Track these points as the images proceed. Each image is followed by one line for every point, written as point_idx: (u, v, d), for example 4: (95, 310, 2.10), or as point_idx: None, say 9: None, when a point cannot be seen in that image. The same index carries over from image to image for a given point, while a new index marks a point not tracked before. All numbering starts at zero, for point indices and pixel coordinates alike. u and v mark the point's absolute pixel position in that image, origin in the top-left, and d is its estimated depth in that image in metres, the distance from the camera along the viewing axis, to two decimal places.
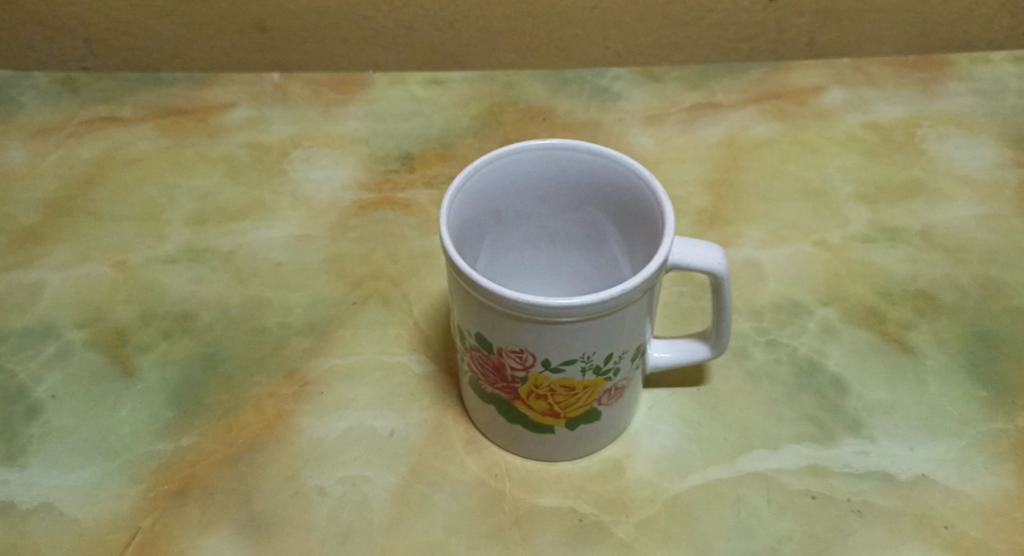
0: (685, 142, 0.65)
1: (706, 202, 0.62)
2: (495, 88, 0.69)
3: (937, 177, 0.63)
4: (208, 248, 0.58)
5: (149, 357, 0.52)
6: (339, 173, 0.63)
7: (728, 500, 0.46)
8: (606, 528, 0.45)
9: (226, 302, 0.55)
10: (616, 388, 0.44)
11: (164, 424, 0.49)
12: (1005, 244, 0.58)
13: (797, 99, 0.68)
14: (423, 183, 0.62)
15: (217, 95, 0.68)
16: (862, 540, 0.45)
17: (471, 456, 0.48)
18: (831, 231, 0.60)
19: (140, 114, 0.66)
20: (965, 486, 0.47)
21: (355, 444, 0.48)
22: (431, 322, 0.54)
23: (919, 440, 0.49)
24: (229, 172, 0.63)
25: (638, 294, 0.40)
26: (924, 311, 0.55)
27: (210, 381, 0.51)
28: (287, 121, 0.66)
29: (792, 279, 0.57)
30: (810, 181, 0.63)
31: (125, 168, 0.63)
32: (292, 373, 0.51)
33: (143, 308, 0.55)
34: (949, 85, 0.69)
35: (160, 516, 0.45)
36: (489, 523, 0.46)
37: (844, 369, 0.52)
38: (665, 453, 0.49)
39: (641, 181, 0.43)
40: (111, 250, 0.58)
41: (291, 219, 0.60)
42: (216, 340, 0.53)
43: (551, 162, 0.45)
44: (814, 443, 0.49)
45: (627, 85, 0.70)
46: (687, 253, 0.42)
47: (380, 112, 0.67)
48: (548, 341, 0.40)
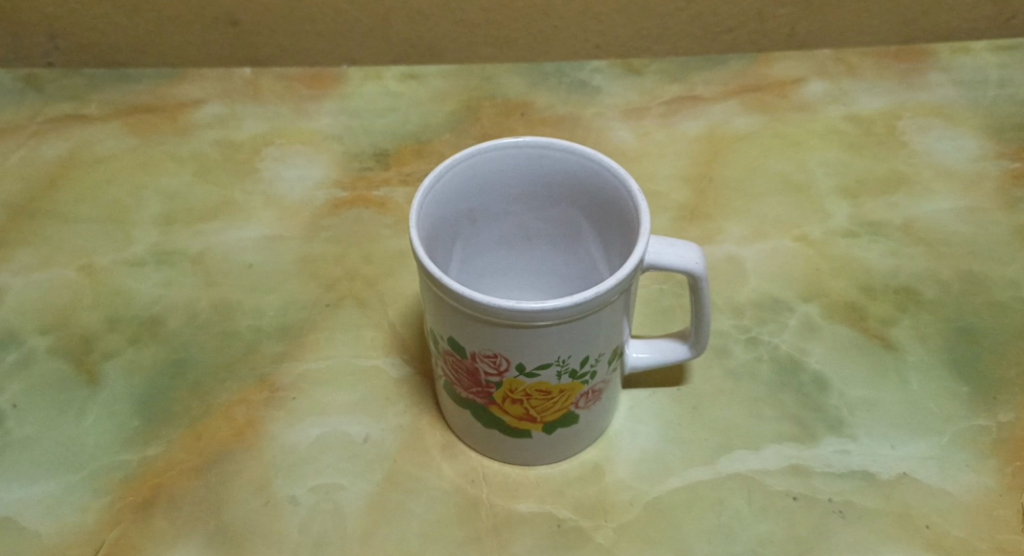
0: (665, 136, 0.64)
1: (686, 197, 0.61)
2: (472, 83, 0.68)
3: (918, 170, 0.62)
4: (177, 250, 0.57)
5: (115, 364, 0.51)
6: (312, 171, 0.61)
7: (708, 502, 0.46)
8: (585, 533, 0.45)
9: (195, 305, 0.54)
10: (594, 391, 0.44)
11: (131, 433, 0.48)
12: (986, 238, 0.58)
13: (778, 91, 0.67)
14: (399, 180, 0.61)
15: (187, 91, 0.66)
16: (844, 540, 0.44)
17: (447, 461, 0.47)
18: (812, 225, 0.59)
19: (106, 112, 0.65)
20: (947, 485, 0.46)
21: (328, 451, 0.47)
22: (406, 323, 0.53)
23: (900, 438, 0.48)
24: (198, 172, 0.61)
25: (614, 296, 0.39)
26: (905, 306, 0.54)
27: (178, 388, 0.50)
28: (258, 118, 0.65)
29: (773, 275, 0.56)
30: (790, 175, 0.62)
31: (90, 168, 0.61)
32: (263, 378, 0.50)
33: (109, 313, 0.53)
34: (930, 76, 0.68)
35: (126, 529, 0.44)
36: (466, 530, 0.45)
37: (825, 367, 0.51)
38: (645, 455, 0.48)
39: (616, 179, 0.42)
40: (76, 253, 0.56)
41: (263, 219, 0.58)
42: (184, 346, 0.52)
43: (524, 160, 0.44)
44: (795, 442, 0.48)
45: (606, 78, 0.68)
46: (664, 252, 0.41)
47: (355, 108, 0.66)
48: (522, 346, 0.39)
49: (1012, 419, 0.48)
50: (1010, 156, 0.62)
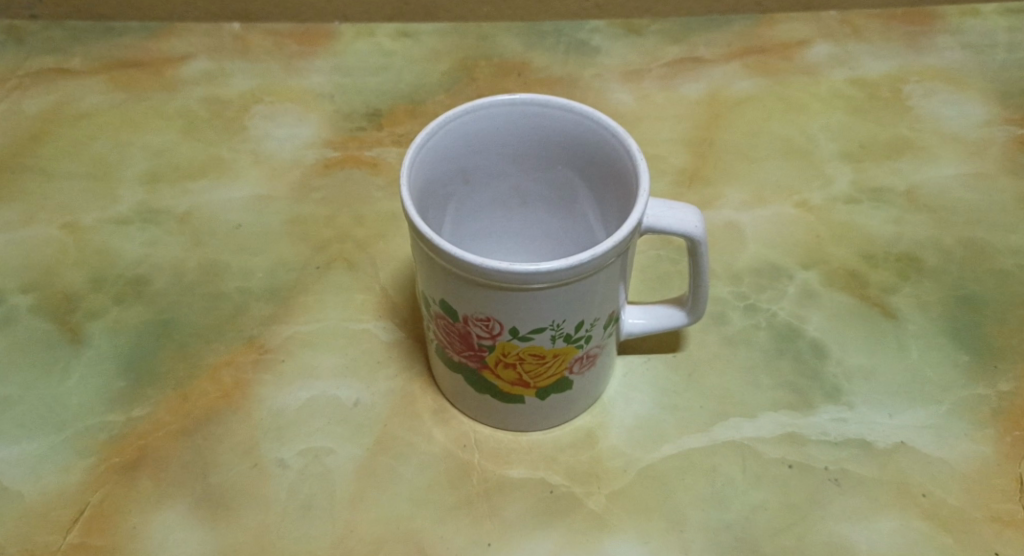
0: (665, 99, 0.63)
1: (685, 161, 0.59)
2: (468, 42, 0.66)
3: (922, 135, 0.61)
4: (163, 208, 0.56)
5: (100, 323, 0.50)
6: (303, 130, 0.60)
7: (702, 470, 0.45)
8: (577, 500, 0.44)
9: (182, 266, 0.53)
10: (588, 356, 0.43)
11: (115, 393, 0.47)
12: (990, 205, 0.56)
13: (781, 53, 0.66)
14: (391, 141, 0.59)
15: (173, 45, 0.65)
16: (838, 508, 0.44)
17: (439, 426, 0.46)
18: (814, 191, 0.58)
19: (89, 65, 0.63)
20: (944, 454, 0.45)
21: (317, 414, 0.47)
22: (398, 287, 0.52)
23: (898, 407, 0.47)
24: (185, 129, 0.60)
25: (611, 259, 0.37)
26: (907, 274, 0.53)
27: (164, 349, 0.49)
28: (247, 74, 0.63)
29: (772, 241, 0.55)
30: (792, 140, 0.61)
31: (74, 123, 0.60)
32: (251, 340, 0.49)
33: (93, 272, 0.52)
34: (937, 39, 0.66)
35: (111, 490, 0.44)
36: (457, 495, 0.44)
37: (824, 335, 0.50)
38: (639, 422, 0.47)
39: (614, 139, 0.40)
40: (59, 210, 0.55)
41: (252, 178, 0.57)
42: (169, 307, 0.51)
43: (520, 118, 0.42)
44: (791, 410, 0.47)
45: (606, 38, 0.67)
46: (663, 215, 0.40)
47: (346, 66, 0.64)
48: (515, 309, 0.38)
49: (1012, 388, 0.48)
50: (1017, 122, 0.61)
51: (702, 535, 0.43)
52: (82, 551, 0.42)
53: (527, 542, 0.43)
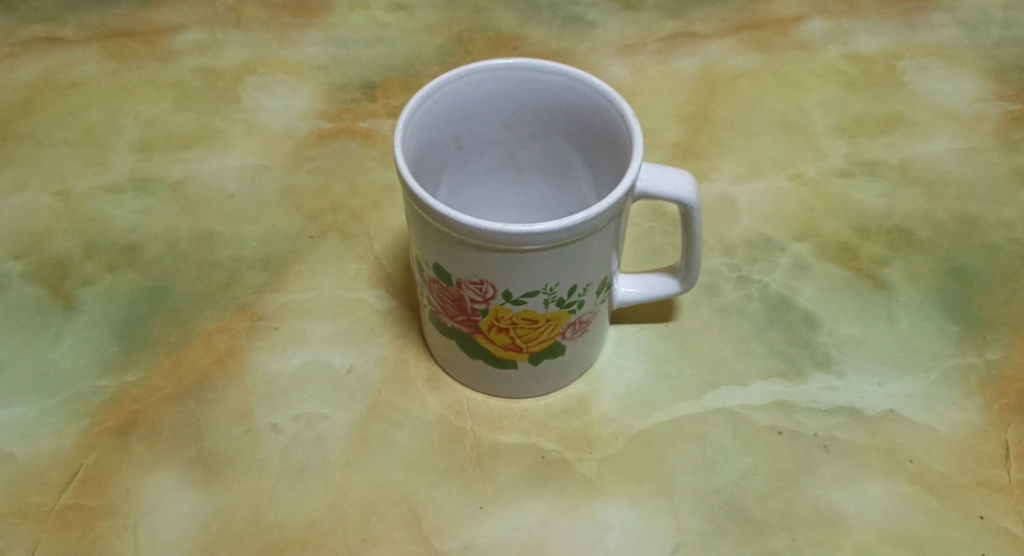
0: (660, 73, 0.63)
1: (680, 134, 0.60)
2: (463, 15, 0.66)
3: (917, 110, 0.61)
4: (156, 177, 0.56)
5: (92, 290, 0.50)
6: (297, 101, 0.60)
7: (693, 436, 0.45)
8: (569, 465, 0.44)
9: (175, 234, 0.53)
10: (581, 322, 0.43)
11: (108, 359, 0.47)
12: (982, 179, 0.57)
13: (777, 29, 0.66)
14: (386, 113, 0.59)
15: (166, 16, 0.64)
16: (827, 474, 0.44)
17: (431, 393, 0.47)
18: (807, 164, 0.58)
19: (81, 35, 0.63)
20: (932, 421, 0.46)
21: (310, 380, 0.47)
22: (391, 256, 0.52)
23: (888, 375, 0.48)
24: (179, 99, 0.60)
25: (604, 222, 0.38)
26: (898, 246, 0.53)
27: (157, 315, 0.49)
28: (241, 45, 0.63)
29: (765, 214, 0.55)
30: (787, 115, 0.61)
31: (66, 92, 0.60)
32: (245, 307, 0.49)
33: (86, 239, 0.52)
34: (933, 16, 0.66)
35: (103, 453, 0.44)
36: (450, 460, 0.44)
37: (815, 306, 0.51)
38: (632, 390, 0.47)
39: (609, 104, 0.40)
40: (52, 178, 0.55)
41: (245, 148, 0.57)
42: (162, 274, 0.51)
43: (514, 84, 0.42)
44: (782, 378, 0.48)
45: (601, 13, 0.67)
46: (656, 180, 0.40)
47: (341, 38, 0.64)
48: (508, 272, 0.38)
49: (1001, 357, 0.48)
50: (1011, 98, 0.61)
51: (693, 499, 0.43)
52: (75, 512, 0.42)
53: (519, 506, 0.43)
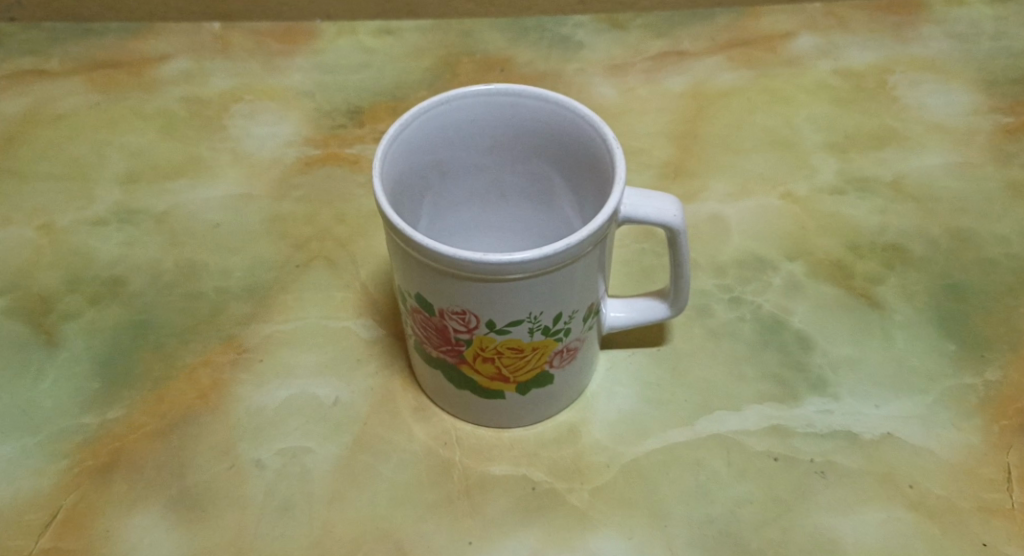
0: (649, 92, 0.62)
1: (670, 154, 0.59)
2: (451, 38, 0.66)
3: (909, 125, 0.60)
4: (141, 208, 0.55)
5: (75, 325, 0.49)
6: (283, 128, 0.59)
7: (687, 463, 0.45)
8: (559, 496, 0.43)
9: (159, 266, 0.52)
10: (568, 349, 0.42)
11: (90, 396, 0.46)
12: (977, 193, 0.56)
13: (766, 46, 0.65)
14: (373, 138, 0.59)
15: (152, 45, 0.64)
16: (824, 501, 0.43)
17: (419, 424, 0.46)
18: (799, 182, 0.57)
19: (68, 66, 0.62)
20: (931, 444, 0.45)
21: (296, 413, 0.46)
22: (378, 284, 0.51)
23: (885, 397, 0.47)
24: (164, 129, 0.59)
25: (588, 248, 0.37)
26: (893, 264, 0.53)
27: (140, 349, 0.48)
28: (227, 73, 0.63)
29: (757, 233, 0.54)
30: (777, 131, 0.60)
31: (51, 125, 0.59)
32: (229, 340, 0.49)
33: (69, 273, 0.52)
34: (923, 29, 0.66)
35: (84, 493, 0.43)
36: (437, 493, 0.43)
37: (809, 326, 0.50)
38: (623, 416, 0.46)
39: (591, 129, 0.40)
40: (35, 212, 0.55)
41: (230, 177, 0.57)
42: (146, 307, 0.50)
43: (496, 109, 0.42)
44: (776, 402, 0.47)
45: (589, 33, 0.66)
46: (641, 205, 0.39)
47: (328, 63, 0.64)
48: (490, 301, 0.37)
49: (999, 377, 0.47)
50: (1003, 111, 0.60)
51: (687, 528, 0.42)
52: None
53: (508, 540, 0.42)
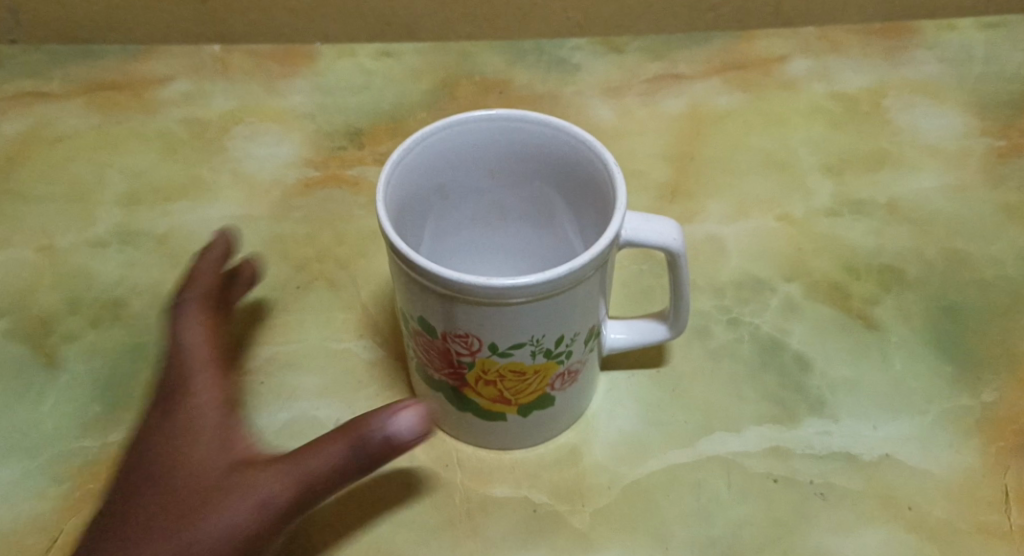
0: (647, 114, 0.63)
1: (667, 176, 0.59)
2: (449, 60, 0.66)
3: (903, 148, 0.61)
4: (141, 230, 0.55)
5: (75, 347, 0.49)
6: (283, 150, 0.60)
7: (687, 485, 0.45)
8: (561, 518, 0.44)
9: (160, 288, 0.52)
10: (570, 372, 0.42)
11: (90, 419, 0.46)
12: (971, 215, 0.57)
13: (761, 69, 0.66)
14: (373, 159, 0.59)
15: (153, 67, 0.65)
16: (825, 522, 0.43)
17: (420, 446, 0.46)
18: (795, 204, 0.58)
19: (68, 88, 0.63)
20: (930, 466, 0.45)
21: (297, 436, 0.46)
22: (379, 305, 0.52)
23: (883, 418, 0.47)
24: (164, 150, 0.60)
25: (590, 272, 0.37)
26: (889, 285, 0.53)
27: (141, 372, 0.48)
28: (227, 95, 0.63)
29: (754, 255, 0.55)
30: (773, 154, 0.61)
31: (51, 146, 0.60)
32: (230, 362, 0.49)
33: (69, 295, 0.52)
34: (915, 53, 0.67)
35: (85, 517, 0.43)
36: (439, 516, 0.44)
37: (807, 347, 0.50)
38: (623, 438, 0.47)
39: (592, 154, 0.40)
40: (36, 233, 0.55)
41: (230, 199, 0.57)
42: (147, 329, 0.50)
43: (497, 134, 0.42)
44: (775, 423, 0.47)
45: (586, 56, 0.67)
46: (642, 228, 0.40)
47: (327, 85, 0.64)
48: (493, 325, 0.38)
49: (996, 398, 0.48)
50: (996, 134, 0.61)
51: (689, 550, 0.43)
52: None
53: None
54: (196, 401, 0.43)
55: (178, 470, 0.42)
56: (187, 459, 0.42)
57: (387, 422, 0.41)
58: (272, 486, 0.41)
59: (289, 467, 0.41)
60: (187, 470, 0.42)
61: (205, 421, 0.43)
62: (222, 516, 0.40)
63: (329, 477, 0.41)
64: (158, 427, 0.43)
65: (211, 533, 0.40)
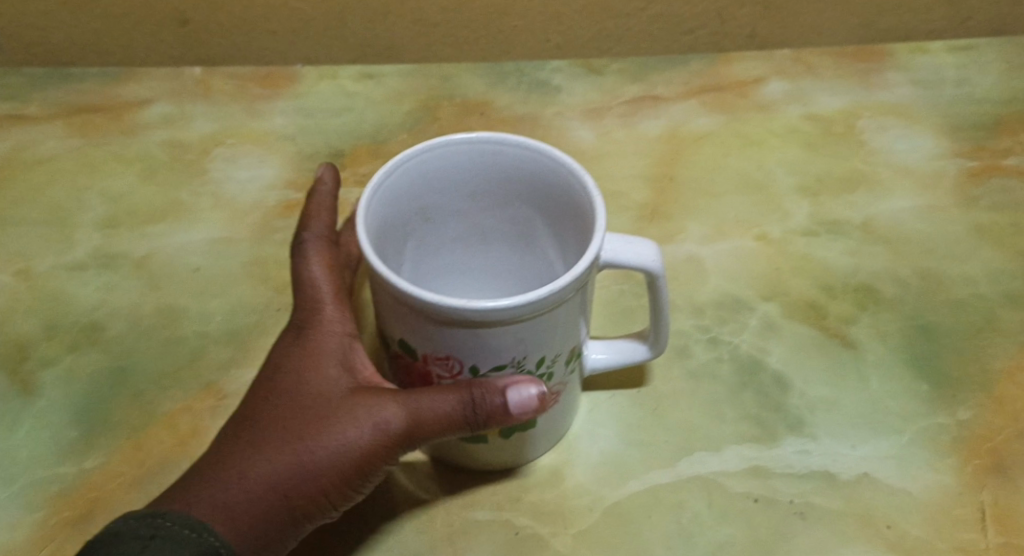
0: (626, 136, 0.64)
1: (647, 197, 0.60)
2: (430, 82, 0.67)
3: (877, 169, 0.62)
4: (120, 253, 0.55)
5: (52, 372, 0.49)
6: (264, 172, 0.60)
7: (668, 505, 0.45)
8: (542, 540, 0.44)
9: (139, 311, 0.52)
10: (551, 393, 0.43)
11: (67, 445, 0.46)
12: (944, 236, 0.57)
13: (738, 91, 0.67)
14: (355, 181, 0.59)
15: (133, 90, 0.65)
16: (805, 542, 0.44)
17: (401, 469, 0.46)
18: (773, 224, 0.58)
19: (48, 112, 0.63)
20: (907, 484, 0.46)
21: None
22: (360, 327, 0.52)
23: (861, 437, 0.48)
24: (144, 173, 0.60)
25: (570, 293, 0.38)
26: (865, 305, 0.54)
27: (119, 396, 0.48)
28: (208, 118, 0.63)
29: (733, 275, 0.55)
30: (750, 175, 0.62)
31: (30, 170, 0.59)
32: (209, 386, 0.48)
33: (47, 320, 0.51)
34: (888, 75, 0.68)
35: (60, 545, 0.42)
36: (420, 539, 0.43)
37: (785, 366, 0.51)
38: (605, 458, 0.47)
39: (571, 176, 0.41)
40: (14, 257, 0.54)
41: (211, 221, 0.57)
42: (125, 353, 0.50)
43: (478, 157, 0.43)
44: (755, 443, 0.47)
45: (566, 78, 0.68)
46: (621, 250, 0.40)
47: (309, 108, 0.64)
48: (474, 347, 0.38)
49: (971, 417, 0.48)
50: (967, 155, 0.62)
51: None
52: None
53: None
54: (319, 318, 0.42)
55: (299, 383, 0.41)
56: (305, 374, 0.41)
57: (506, 383, 0.39)
58: (392, 410, 0.40)
59: (409, 396, 0.40)
60: (307, 385, 0.41)
61: (322, 340, 0.42)
62: (349, 430, 0.39)
63: (451, 420, 0.39)
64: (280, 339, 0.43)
65: (326, 447, 0.39)
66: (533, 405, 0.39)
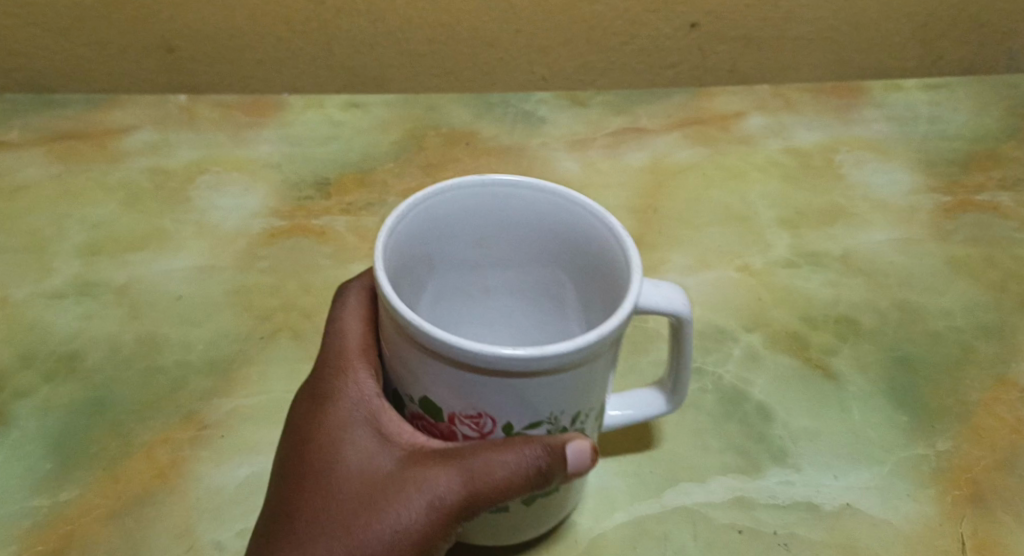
0: (610, 166, 0.64)
1: (631, 227, 0.60)
2: (416, 113, 0.67)
3: (856, 202, 0.63)
4: (101, 281, 0.55)
5: (28, 402, 0.48)
6: (249, 201, 0.60)
7: (654, 537, 0.45)
8: None
9: (119, 340, 0.51)
10: None
11: (43, 476, 0.45)
12: (921, 268, 0.58)
13: (719, 124, 0.68)
14: (340, 210, 0.59)
15: (116, 118, 0.65)
16: None
17: None
18: (754, 256, 0.59)
19: (29, 138, 0.63)
20: (889, 515, 0.46)
21: (257, 492, 0.45)
22: None
23: (843, 468, 0.48)
24: (126, 201, 0.59)
25: (613, 341, 0.35)
26: (845, 336, 0.54)
27: (97, 426, 0.47)
28: (192, 146, 0.63)
29: (717, 306, 0.56)
30: (732, 206, 0.62)
31: (10, 196, 0.59)
32: (189, 416, 0.48)
33: (25, 349, 0.51)
34: (864, 111, 0.70)
35: None
36: None
37: (768, 397, 0.51)
38: (591, 489, 0.47)
39: (594, 218, 0.39)
40: None
41: (194, 249, 0.57)
42: (104, 383, 0.49)
43: (488, 201, 0.40)
44: (739, 474, 0.47)
45: (551, 109, 0.68)
46: (653, 293, 0.38)
47: (295, 136, 0.65)
48: (509, 403, 0.35)
49: (950, 448, 0.49)
50: (942, 190, 0.64)
51: None
52: None
53: None
54: (344, 388, 0.39)
55: (336, 468, 0.38)
56: (344, 456, 0.38)
57: (562, 443, 0.36)
58: (441, 485, 0.36)
59: (461, 462, 0.36)
60: (345, 470, 0.38)
61: (354, 414, 0.39)
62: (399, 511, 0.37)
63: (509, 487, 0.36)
64: (308, 417, 0.40)
65: (381, 535, 0.37)
66: (591, 458, 0.36)
